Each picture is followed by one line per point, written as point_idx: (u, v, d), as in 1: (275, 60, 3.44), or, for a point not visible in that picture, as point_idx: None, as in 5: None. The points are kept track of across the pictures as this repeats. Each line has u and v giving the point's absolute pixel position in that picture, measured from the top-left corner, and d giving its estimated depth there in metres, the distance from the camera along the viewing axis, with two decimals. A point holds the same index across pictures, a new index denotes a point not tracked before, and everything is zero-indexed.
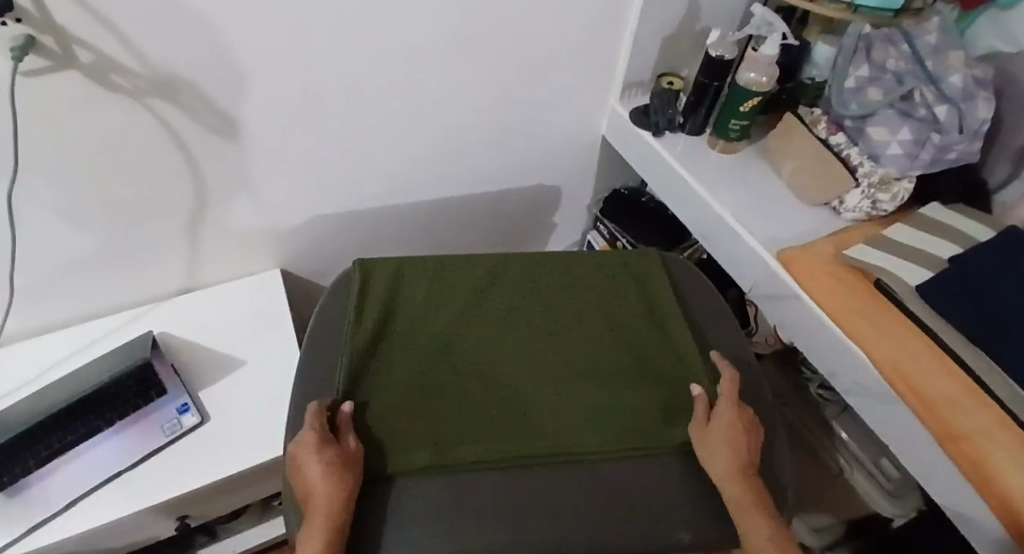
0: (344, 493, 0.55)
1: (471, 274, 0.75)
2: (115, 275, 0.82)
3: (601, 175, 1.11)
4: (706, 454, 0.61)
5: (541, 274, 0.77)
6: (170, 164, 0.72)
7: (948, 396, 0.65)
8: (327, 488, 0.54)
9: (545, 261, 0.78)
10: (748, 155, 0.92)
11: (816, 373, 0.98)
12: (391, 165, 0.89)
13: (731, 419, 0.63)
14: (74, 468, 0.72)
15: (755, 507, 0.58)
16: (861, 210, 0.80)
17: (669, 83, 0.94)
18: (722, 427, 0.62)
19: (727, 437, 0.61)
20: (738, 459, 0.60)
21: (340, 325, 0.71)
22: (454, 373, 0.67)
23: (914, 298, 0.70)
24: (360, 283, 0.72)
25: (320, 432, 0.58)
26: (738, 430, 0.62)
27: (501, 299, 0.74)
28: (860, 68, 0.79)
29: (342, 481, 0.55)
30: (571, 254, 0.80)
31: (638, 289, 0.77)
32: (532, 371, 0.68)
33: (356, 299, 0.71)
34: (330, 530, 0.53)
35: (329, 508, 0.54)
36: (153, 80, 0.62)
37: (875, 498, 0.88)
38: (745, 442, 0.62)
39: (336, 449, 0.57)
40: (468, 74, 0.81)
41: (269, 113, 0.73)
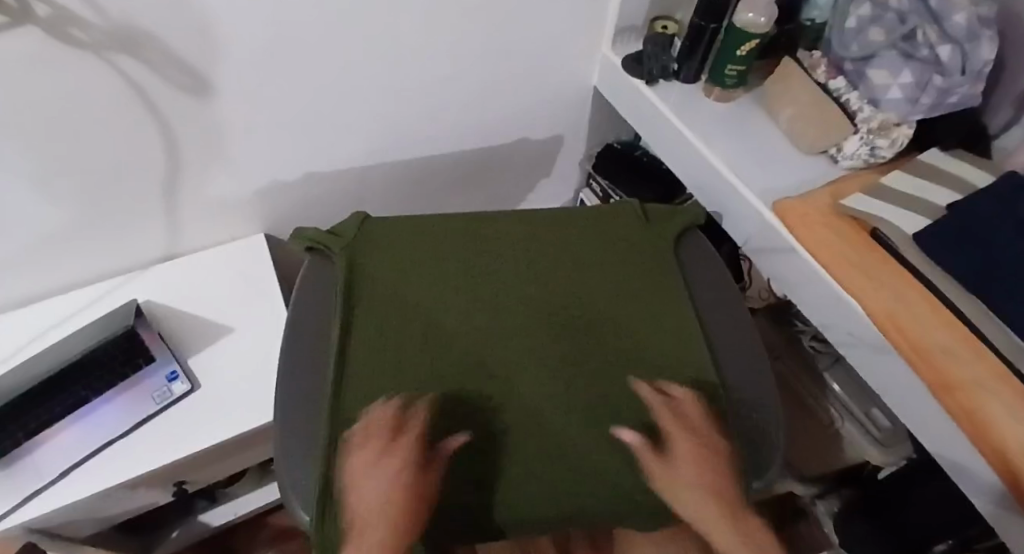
0: (415, 500, 0.53)
1: (465, 241, 0.74)
2: (95, 241, 0.79)
3: (592, 129, 1.08)
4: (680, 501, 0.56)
5: (535, 241, 0.75)
6: (144, 124, 0.68)
7: (945, 347, 0.64)
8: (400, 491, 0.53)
9: (540, 227, 0.76)
10: (744, 104, 0.89)
11: (811, 324, 0.95)
12: (373, 121, 0.86)
13: (700, 455, 0.58)
14: (64, 439, 0.71)
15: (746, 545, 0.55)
16: (858, 158, 0.77)
17: (663, 27, 0.89)
18: (679, 465, 0.58)
19: (696, 476, 0.57)
20: (716, 494, 0.57)
21: (327, 280, 0.70)
22: (440, 330, 0.67)
23: (911, 247, 0.69)
24: (342, 238, 0.72)
25: (421, 475, 0.55)
26: (701, 461, 0.58)
27: (490, 255, 0.73)
28: (861, 7, 0.75)
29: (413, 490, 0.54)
30: (568, 216, 0.78)
31: (628, 243, 0.76)
32: (523, 343, 0.67)
33: (342, 253, 0.70)
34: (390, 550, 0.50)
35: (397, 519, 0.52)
36: (117, 33, 0.58)
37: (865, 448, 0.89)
38: (712, 473, 0.57)
39: (399, 457, 0.55)
40: (452, 22, 0.77)
41: (241, 67, 0.69)
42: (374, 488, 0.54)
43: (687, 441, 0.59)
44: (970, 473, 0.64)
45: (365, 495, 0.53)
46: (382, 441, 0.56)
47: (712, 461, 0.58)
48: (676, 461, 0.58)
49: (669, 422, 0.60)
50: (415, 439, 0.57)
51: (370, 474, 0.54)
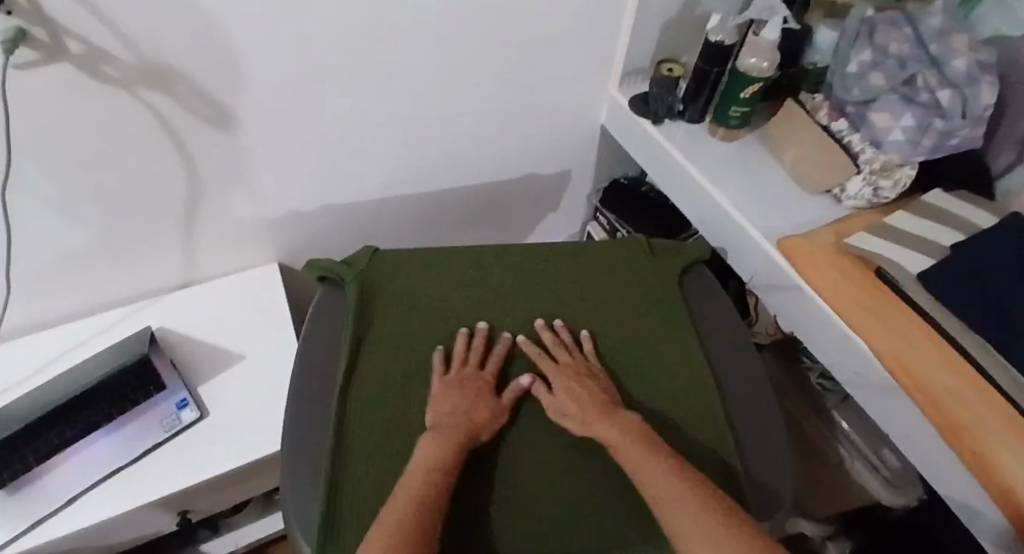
0: (491, 413, 0.62)
1: (476, 270, 0.75)
2: (113, 268, 0.81)
3: (600, 165, 1.10)
4: (564, 418, 0.62)
5: (543, 270, 0.76)
6: (167, 155, 0.71)
7: (951, 389, 0.64)
8: (475, 404, 0.62)
9: (549, 256, 0.78)
10: (749, 143, 0.90)
11: (819, 362, 0.95)
12: (387, 156, 0.88)
13: (563, 373, 0.65)
14: (73, 466, 0.72)
15: (637, 440, 0.57)
16: (861, 198, 0.79)
17: (668, 69, 0.91)
18: (562, 390, 0.64)
19: (569, 397, 0.63)
20: (593, 405, 0.62)
21: (336, 307, 0.71)
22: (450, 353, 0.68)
23: (921, 294, 0.69)
24: (352, 267, 0.73)
25: (495, 397, 0.64)
26: (579, 385, 0.64)
27: (497, 280, 0.75)
28: (862, 52, 0.78)
29: (487, 405, 0.62)
30: (576, 246, 0.80)
31: (635, 269, 0.78)
32: (527, 371, 0.68)
33: (351, 281, 0.72)
34: (462, 443, 0.57)
35: (469, 420, 0.60)
36: (145, 70, 0.61)
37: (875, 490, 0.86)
38: (594, 394, 0.63)
39: (481, 375, 0.65)
40: (464, 62, 0.80)
41: (261, 103, 0.72)
42: (456, 392, 0.63)
43: (546, 362, 0.66)
44: (980, 516, 0.63)
45: (444, 396, 0.62)
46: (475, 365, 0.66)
47: (590, 385, 0.64)
48: (555, 383, 0.64)
49: (538, 359, 0.67)
50: (495, 367, 0.66)
51: (456, 380, 0.64)
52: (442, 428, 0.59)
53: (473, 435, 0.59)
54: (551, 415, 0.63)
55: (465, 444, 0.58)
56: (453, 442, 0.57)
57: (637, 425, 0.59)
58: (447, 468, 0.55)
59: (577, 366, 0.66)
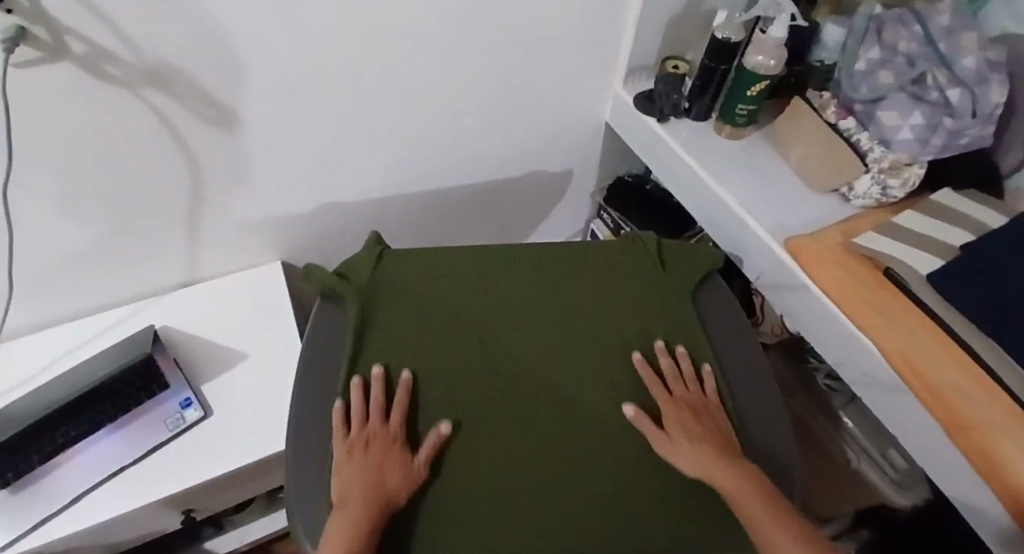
0: (400, 474, 0.57)
1: (482, 268, 0.75)
2: (115, 267, 0.81)
3: (604, 162, 1.09)
4: (677, 458, 0.61)
5: (548, 269, 0.76)
6: (169, 154, 0.71)
7: (958, 388, 0.64)
8: (377, 468, 0.57)
9: (555, 255, 0.77)
10: (755, 141, 0.90)
11: (826, 362, 0.94)
12: (390, 153, 0.88)
13: (679, 409, 0.65)
14: (77, 466, 0.72)
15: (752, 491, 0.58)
16: (871, 197, 0.78)
17: (674, 66, 0.91)
18: (675, 430, 0.63)
19: (686, 436, 0.62)
20: (706, 448, 0.61)
21: (337, 323, 0.69)
22: (456, 371, 0.67)
23: (928, 290, 0.68)
24: (349, 280, 0.71)
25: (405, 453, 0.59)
26: (691, 424, 0.63)
27: (502, 292, 0.73)
28: (870, 50, 0.77)
29: (393, 465, 0.58)
30: (582, 245, 0.79)
31: (643, 277, 0.76)
32: (536, 371, 0.68)
33: (346, 295, 0.69)
34: (371, 515, 0.53)
35: (375, 486, 0.56)
36: (147, 69, 0.61)
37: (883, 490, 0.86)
38: (706, 434, 0.63)
39: (381, 431, 0.60)
40: (468, 60, 0.79)
41: (264, 103, 0.71)
42: (360, 457, 0.58)
43: (662, 394, 0.66)
44: (988, 519, 0.62)
45: (348, 466, 0.58)
46: (377, 421, 0.61)
47: (699, 426, 0.63)
48: (668, 419, 0.64)
49: (656, 390, 0.66)
50: (400, 417, 0.62)
51: (356, 444, 0.59)
52: (350, 501, 0.54)
53: (386, 504, 0.55)
54: (669, 456, 0.61)
55: (375, 515, 0.54)
56: (366, 516, 0.53)
57: (757, 476, 0.60)
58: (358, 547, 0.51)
59: (690, 402, 0.66)
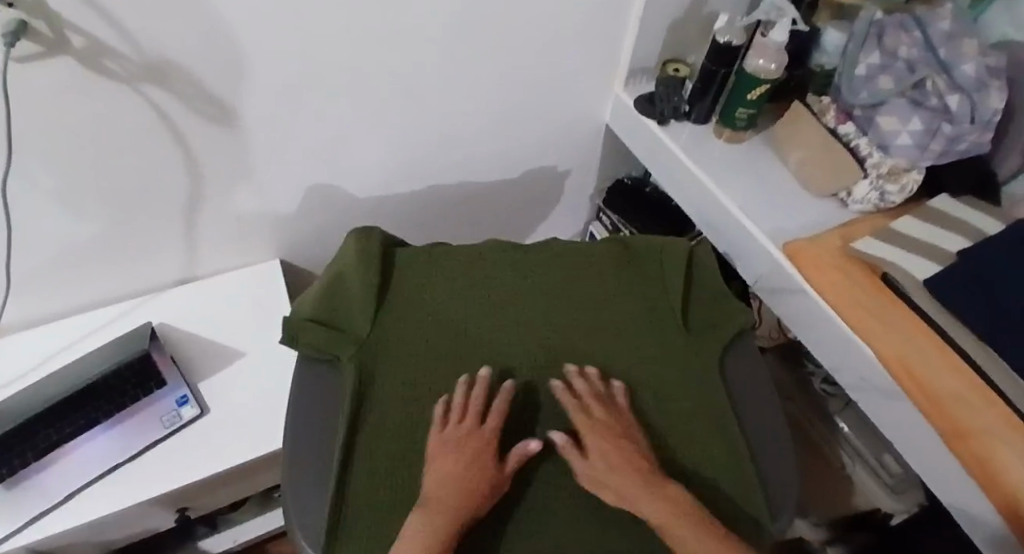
0: (489, 484, 0.56)
1: (488, 275, 0.74)
2: (114, 263, 0.81)
3: (604, 163, 1.09)
4: (597, 482, 0.58)
5: (554, 275, 0.75)
6: (168, 150, 0.70)
7: (954, 393, 0.64)
8: (473, 473, 0.56)
9: (561, 261, 0.76)
10: (754, 145, 0.90)
11: (822, 368, 0.93)
12: (390, 153, 0.87)
13: (597, 434, 0.60)
14: (73, 461, 0.72)
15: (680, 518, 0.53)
16: (869, 202, 0.78)
17: (675, 69, 0.91)
18: (595, 455, 0.59)
19: (606, 461, 0.58)
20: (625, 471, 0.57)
21: (333, 381, 0.66)
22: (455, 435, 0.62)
23: (922, 293, 0.69)
24: (340, 331, 0.67)
25: (496, 460, 0.58)
26: (609, 450, 0.59)
27: (503, 343, 0.69)
28: (871, 55, 0.77)
29: (483, 472, 0.57)
30: (586, 247, 0.78)
31: (660, 331, 0.72)
32: (545, 381, 0.67)
33: (339, 352, 0.65)
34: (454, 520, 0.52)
35: (466, 492, 0.54)
36: (147, 65, 0.60)
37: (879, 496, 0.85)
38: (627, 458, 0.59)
39: (477, 433, 0.60)
40: (468, 61, 0.79)
41: (264, 100, 0.71)
42: (456, 454, 0.57)
43: (579, 418, 0.62)
44: (981, 526, 0.63)
45: (442, 459, 0.57)
46: (472, 426, 0.60)
47: (617, 449, 0.59)
48: (592, 445, 0.60)
49: (573, 412, 0.62)
50: (497, 422, 0.61)
51: (451, 442, 0.59)
52: (440, 497, 0.54)
53: (477, 505, 0.54)
54: (592, 486, 0.58)
55: (457, 517, 0.52)
56: (445, 521, 0.52)
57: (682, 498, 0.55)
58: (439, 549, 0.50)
59: (609, 423, 0.62)
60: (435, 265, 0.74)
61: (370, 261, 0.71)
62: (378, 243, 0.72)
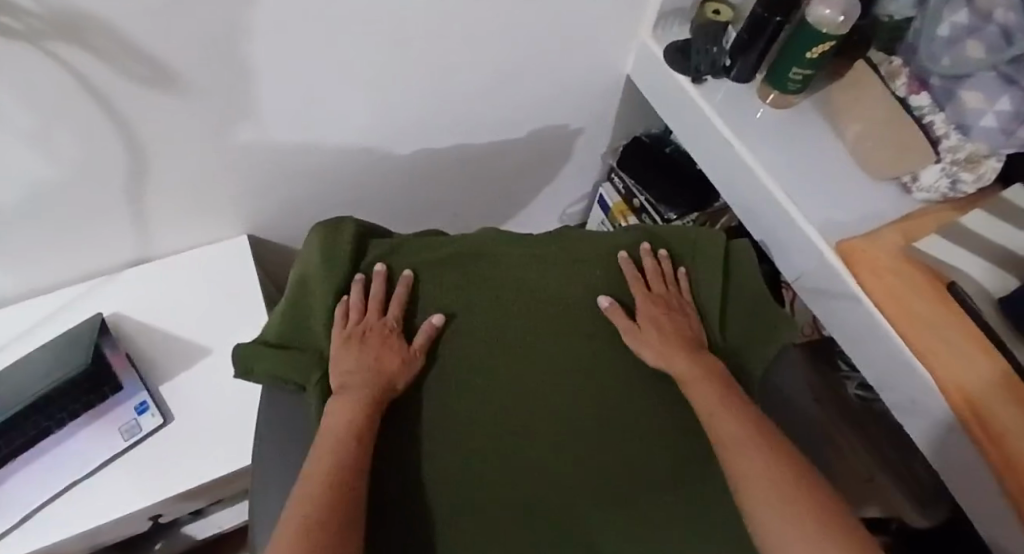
0: (398, 364, 0.57)
1: (477, 269, 0.64)
2: (51, 248, 0.68)
3: (621, 120, 0.95)
4: (641, 346, 0.61)
5: (551, 270, 0.65)
6: (99, 118, 0.56)
7: (1016, 427, 0.56)
8: (382, 360, 0.57)
9: (572, 254, 0.67)
10: (804, 113, 0.77)
11: (858, 372, 0.83)
12: (373, 114, 0.73)
13: (652, 304, 0.63)
14: (18, 481, 0.63)
15: (709, 380, 0.58)
16: (936, 191, 0.67)
17: (715, 11, 0.77)
18: (646, 323, 0.62)
19: (658, 329, 0.62)
20: (672, 337, 0.61)
21: (301, 411, 0.58)
22: (439, 441, 0.56)
23: (992, 308, 0.60)
24: (302, 351, 0.58)
25: (404, 343, 0.59)
26: (660, 318, 0.63)
27: (490, 348, 0.61)
28: (957, 13, 0.62)
29: (393, 354, 0.58)
30: (595, 236, 0.69)
31: None
32: (539, 387, 0.61)
33: (303, 379, 0.57)
34: (369, 409, 0.53)
35: (375, 380, 0.55)
36: (59, 23, 0.45)
37: (906, 506, 0.77)
38: (678, 328, 0.62)
39: (377, 321, 0.59)
40: (472, 6, 0.64)
41: (217, 59, 0.56)
42: (357, 348, 0.57)
43: (641, 289, 0.65)
44: None
45: (345, 355, 0.57)
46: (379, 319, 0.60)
47: (671, 320, 0.63)
48: (641, 313, 0.63)
49: (631, 281, 0.65)
50: (397, 311, 0.61)
51: (353, 335, 0.58)
52: (351, 388, 0.54)
53: (386, 389, 0.55)
54: (638, 350, 0.61)
55: (370, 408, 0.53)
56: (357, 409, 0.53)
57: (720, 371, 0.59)
58: (356, 437, 0.50)
59: (666, 294, 0.65)
60: (419, 255, 0.65)
61: (336, 261, 0.61)
62: (349, 239, 0.62)
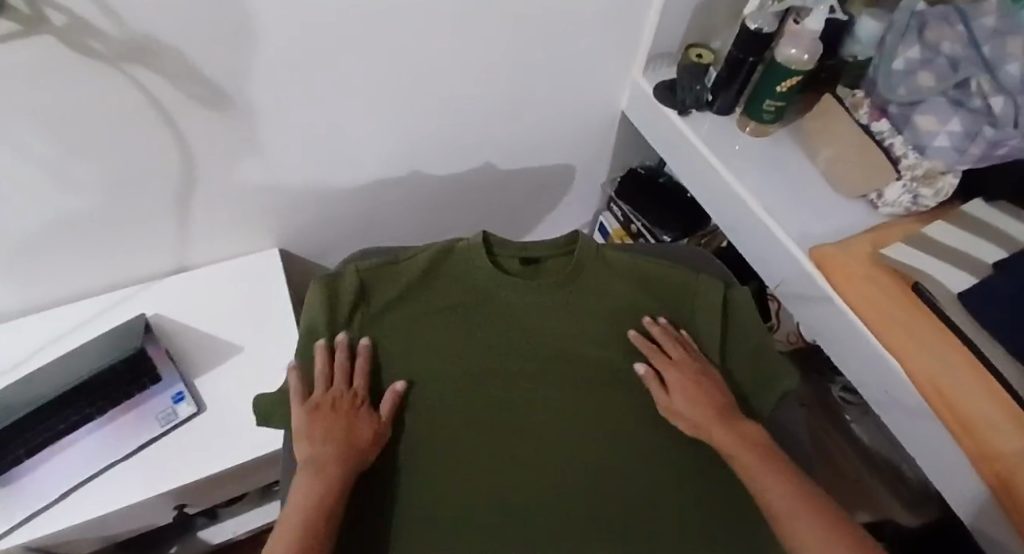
0: (367, 432, 0.61)
1: (477, 317, 0.70)
2: (104, 253, 0.77)
3: (618, 152, 1.05)
4: (676, 413, 0.66)
5: (551, 313, 0.71)
6: (159, 133, 0.65)
7: (981, 414, 0.60)
8: (347, 432, 0.60)
9: (562, 296, 0.71)
10: (781, 140, 0.86)
11: (842, 375, 0.91)
12: (393, 138, 0.83)
13: (680, 372, 0.67)
14: (62, 460, 0.69)
15: (748, 447, 0.61)
16: (900, 205, 0.74)
17: (697, 55, 0.87)
18: (675, 389, 0.66)
19: (687, 398, 0.65)
20: (705, 405, 0.65)
21: None
22: (443, 476, 0.63)
23: (956, 306, 0.65)
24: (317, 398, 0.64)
25: (371, 413, 0.63)
26: (690, 385, 0.66)
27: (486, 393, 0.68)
28: (910, 48, 0.71)
29: (362, 426, 0.61)
30: (591, 275, 0.72)
31: None
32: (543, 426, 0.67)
33: None
34: (338, 475, 0.56)
35: (338, 450, 0.58)
36: (135, 45, 0.55)
37: (892, 505, 0.82)
38: (705, 395, 0.66)
39: (342, 394, 0.63)
40: (477, 40, 0.74)
41: (260, 83, 0.66)
42: (325, 418, 0.60)
43: (663, 358, 0.68)
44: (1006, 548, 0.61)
45: (314, 425, 0.60)
46: (345, 391, 0.63)
47: (702, 386, 0.66)
48: (669, 379, 0.67)
49: (652, 352, 0.68)
50: (362, 381, 0.64)
51: (324, 405, 0.61)
52: (318, 460, 0.57)
53: (358, 461, 0.59)
54: (673, 418, 0.66)
55: (341, 474, 0.56)
56: (329, 474, 0.56)
57: (759, 435, 0.62)
58: (327, 501, 0.54)
59: (691, 360, 0.68)
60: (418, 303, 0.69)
61: (341, 313, 0.66)
62: (349, 293, 0.66)
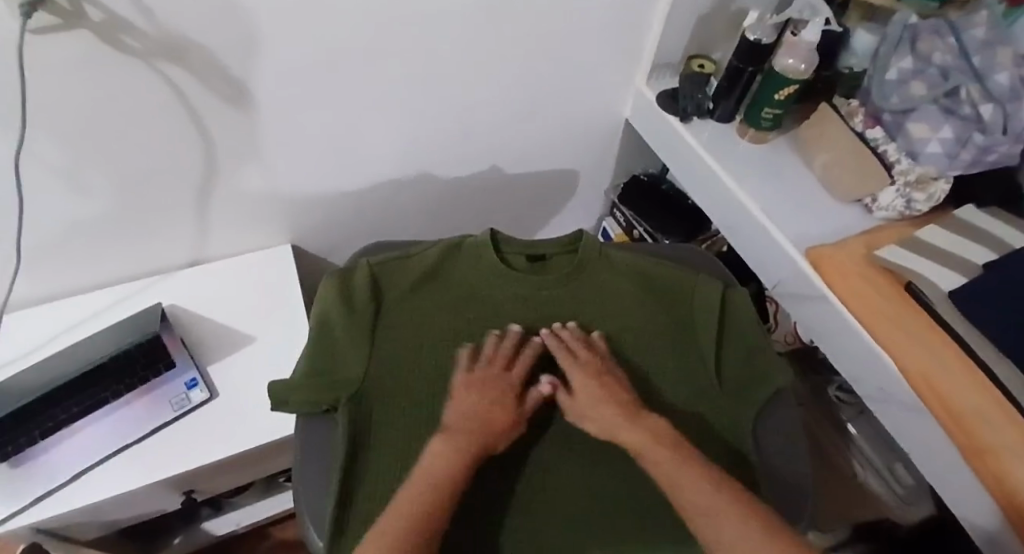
0: (511, 415, 0.61)
1: (485, 308, 0.71)
2: (123, 245, 0.79)
3: (621, 159, 1.08)
4: (583, 420, 0.62)
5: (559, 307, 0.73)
6: (184, 129, 0.68)
7: (970, 408, 0.62)
8: (490, 412, 0.61)
9: (569, 291, 0.73)
10: (779, 146, 0.88)
11: (839, 375, 0.96)
12: (405, 140, 0.86)
13: (585, 377, 0.64)
14: (77, 441, 0.71)
15: (662, 448, 0.57)
16: (894, 209, 0.77)
17: (700, 66, 0.90)
18: (580, 396, 0.63)
19: (594, 401, 0.62)
20: (610, 409, 0.61)
21: (328, 433, 0.62)
22: (508, 465, 0.61)
23: (946, 304, 0.67)
24: (328, 378, 0.64)
25: (518, 400, 0.63)
26: (594, 390, 0.63)
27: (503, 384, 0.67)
28: (903, 59, 0.75)
29: (502, 408, 0.62)
30: (596, 270, 0.74)
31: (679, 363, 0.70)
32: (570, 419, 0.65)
33: (335, 400, 0.62)
34: (472, 451, 0.57)
35: (477, 427, 0.59)
36: (166, 42, 0.58)
37: (885, 502, 0.88)
38: (611, 398, 0.62)
39: (506, 376, 0.64)
40: (489, 47, 0.77)
41: (281, 83, 0.69)
42: (477, 392, 0.62)
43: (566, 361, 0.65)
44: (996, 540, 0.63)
45: (466, 397, 0.62)
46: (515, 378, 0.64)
47: (607, 390, 0.63)
48: (575, 386, 0.64)
49: (559, 356, 0.66)
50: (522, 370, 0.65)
51: (477, 381, 0.63)
52: (459, 433, 0.58)
53: (490, 447, 0.58)
54: (578, 422, 0.62)
55: (469, 450, 0.57)
56: (457, 450, 0.56)
57: (673, 437, 0.58)
58: (457, 475, 0.54)
59: (595, 363, 0.65)
60: (426, 294, 0.71)
61: (353, 301, 0.68)
62: (362, 283, 0.68)
